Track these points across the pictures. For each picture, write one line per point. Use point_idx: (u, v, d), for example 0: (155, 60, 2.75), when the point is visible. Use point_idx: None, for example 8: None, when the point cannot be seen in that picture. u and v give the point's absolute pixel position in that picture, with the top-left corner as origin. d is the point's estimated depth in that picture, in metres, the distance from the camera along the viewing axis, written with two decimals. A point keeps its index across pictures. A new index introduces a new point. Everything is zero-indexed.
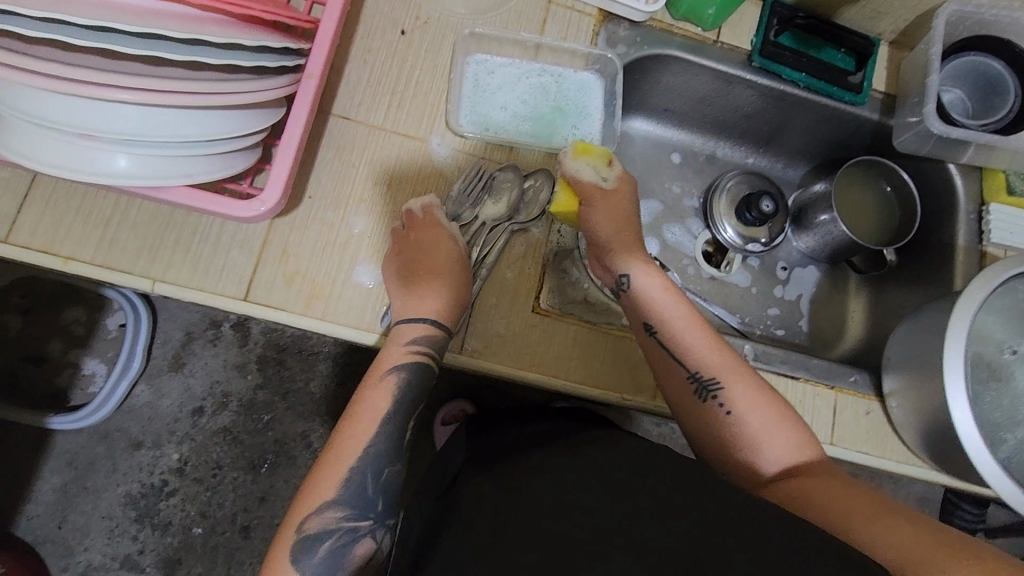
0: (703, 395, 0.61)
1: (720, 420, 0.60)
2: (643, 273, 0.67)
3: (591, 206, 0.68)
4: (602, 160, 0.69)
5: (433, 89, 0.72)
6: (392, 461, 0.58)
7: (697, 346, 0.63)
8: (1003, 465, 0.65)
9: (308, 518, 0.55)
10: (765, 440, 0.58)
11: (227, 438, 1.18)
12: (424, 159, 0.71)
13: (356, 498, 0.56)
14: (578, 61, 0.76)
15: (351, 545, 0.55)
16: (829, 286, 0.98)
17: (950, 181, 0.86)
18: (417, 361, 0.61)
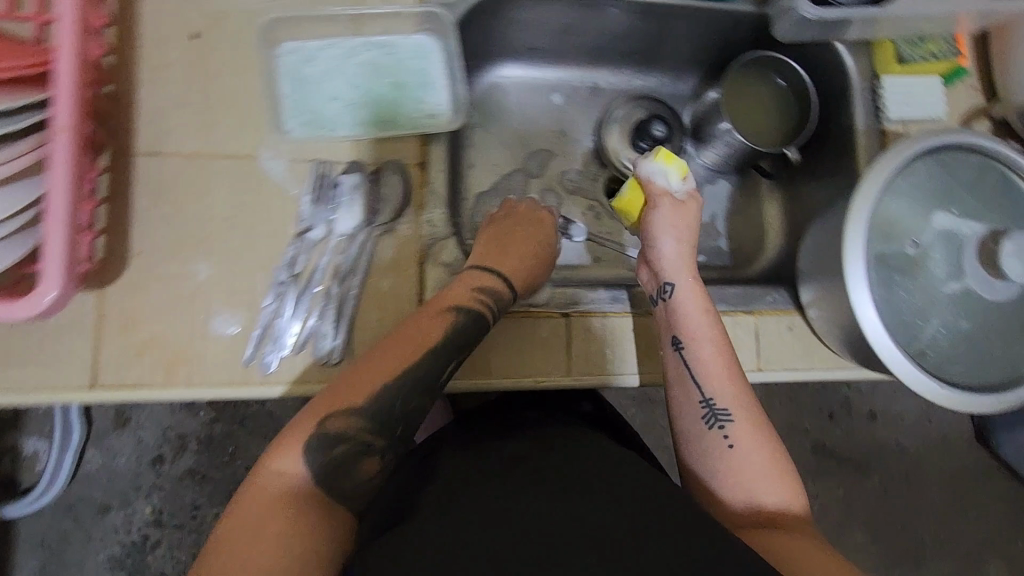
0: (711, 423, 0.61)
1: (719, 452, 0.60)
2: (689, 285, 0.67)
3: (673, 209, 0.70)
4: (679, 171, 0.72)
5: (247, 93, 0.62)
6: (422, 391, 0.58)
7: (719, 374, 0.62)
8: (919, 351, 0.62)
9: (333, 416, 0.54)
10: (759, 484, 0.58)
11: (196, 478, 1.12)
12: (258, 179, 0.62)
13: (379, 417, 0.56)
14: (405, 24, 0.65)
15: (353, 454, 0.54)
16: (741, 197, 0.94)
17: (840, 62, 0.80)
18: (480, 310, 0.62)
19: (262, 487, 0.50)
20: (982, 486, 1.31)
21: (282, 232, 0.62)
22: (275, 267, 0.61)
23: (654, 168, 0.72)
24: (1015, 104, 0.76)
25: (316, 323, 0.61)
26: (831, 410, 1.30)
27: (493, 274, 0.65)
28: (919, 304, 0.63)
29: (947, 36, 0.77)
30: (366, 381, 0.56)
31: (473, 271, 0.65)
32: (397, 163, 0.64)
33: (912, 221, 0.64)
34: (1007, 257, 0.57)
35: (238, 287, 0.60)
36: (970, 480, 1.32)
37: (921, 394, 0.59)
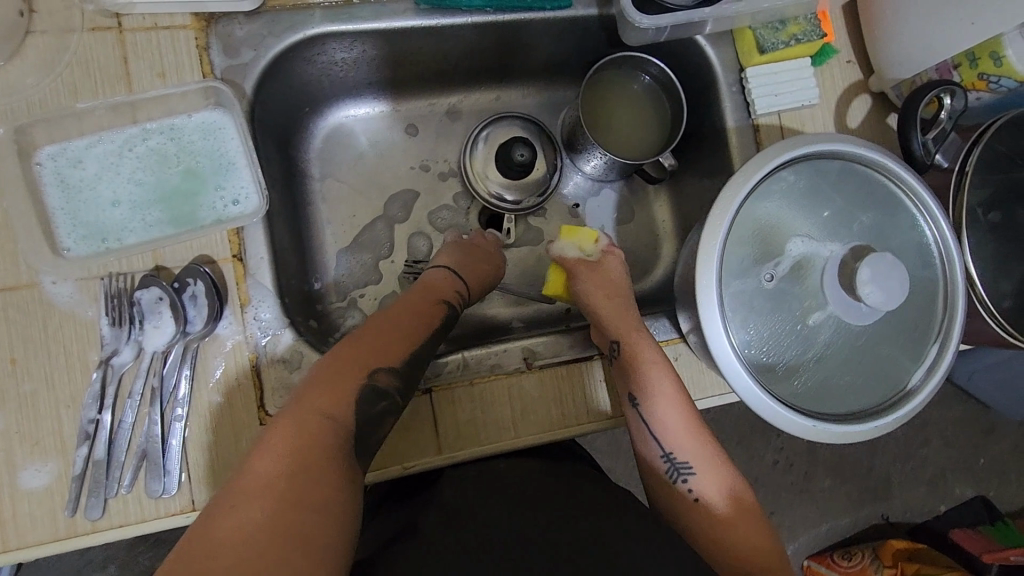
0: (673, 477, 0.59)
1: (686, 505, 0.59)
2: (639, 340, 0.64)
3: (597, 270, 0.70)
4: (589, 239, 0.72)
5: (11, 213, 0.54)
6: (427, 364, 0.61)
7: (677, 432, 0.60)
8: (793, 384, 0.60)
9: (379, 372, 0.56)
10: (733, 536, 0.56)
11: (147, 545, 1.14)
12: (43, 309, 0.55)
13: (406, 379, 0.58)
14: (193, 98, 0.59)
15: (382, 408, 0.55)
16: (632, 203, 0.88)
17: (702, 54, 0.73)
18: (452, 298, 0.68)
19: (298, 426, 0.48)
20: (943, 432, 1.29)
21: (82, 363, 0.55)
22: (82, 404, 0.55)
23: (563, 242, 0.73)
24: (890, 79, 0.71)
25: (142, 454, 0.56)
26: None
27: (463, 278, 0.70)
28: (782, 338, 0.60)
29: (811, 16, 0.70)
30: (379, 352, 0.58)
31: (442, 270, 0.70)
32: (204, 260, 0.58)
33: (766, 253, 0.60)
34: (865, 284, 0.52)
35: (43, 433, 0.54)
36: (935, 421, 1.28)
37: (792, 434, 0.57)
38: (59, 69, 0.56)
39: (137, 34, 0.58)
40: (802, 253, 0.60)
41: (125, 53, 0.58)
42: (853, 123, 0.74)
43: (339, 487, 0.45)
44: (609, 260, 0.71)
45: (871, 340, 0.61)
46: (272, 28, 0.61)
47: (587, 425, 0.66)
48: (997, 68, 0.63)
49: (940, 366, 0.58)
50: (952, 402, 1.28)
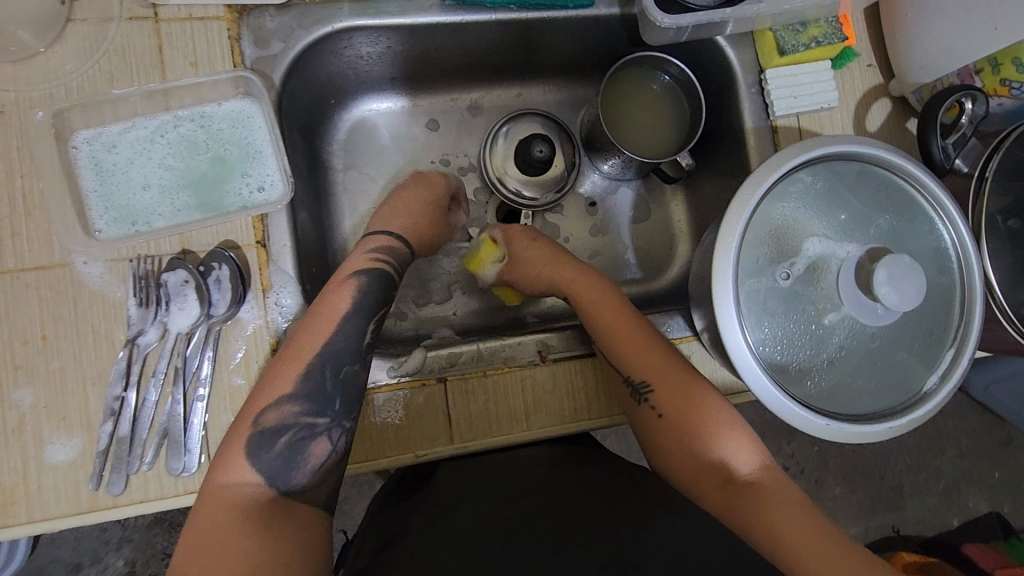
0: (638, 399, 0.63)
1: (655, 426, 0.62)
2: (582, 284, 0.71)
3: (517, 266, 0.75)
4: (488, 248, 0.77)
5: (45, 195, 0.56)
6: (352, 360, 0.58)
7: (629, 348, 0.64)
8: (808, 385, 0.60)
9: (267, 411, 0.54)
10: (710, 451, 0.59)
11: (164, 526, 1.22)
12: (74, 289, 0.56)
13: (314, 394, 0.56)
14: (223, 87, 0.60)
15: (307, 442, 0.54)
16: (649, 202, 0.88)
17: (723, 55, 0.74)
18: (381, 268, 0.65)
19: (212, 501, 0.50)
20: (958, 444, 1.27)
21: (110, 340, 0.57)
22: (108, 381, 0.56)
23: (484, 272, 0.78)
24: (911, 83, 0.71)
25: (165, 429, 0.57)
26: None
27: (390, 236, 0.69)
28: (797, 341, 0.60)
29: (831, 18, 0.71)
30: (313, 334, 0.58)
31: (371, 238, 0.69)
32: (227, 244, 0.59)
33: (783, 252, 0.61)
34: (881, 284, 0.52)
35: (69, 408, 0.56)
36: (948, 433, 1.27)
37: (809, 433, 0.57)
38: (97, 56, 0.58)
39: (173, 24, 0.60)
40: (818, 253, 0.60)
41: (161, 42, 0.60)
42: (872, 127, 0.74)
43: (259, 532, 0.47)
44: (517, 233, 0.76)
45: (887, 342, 0.60)
46: (302, 21, 0.63)
47: (599, 417, 0.67)
48: (1019, 74, 0.62)
49: (955, 372, 0.58)
50: (968, 413, 1.27)
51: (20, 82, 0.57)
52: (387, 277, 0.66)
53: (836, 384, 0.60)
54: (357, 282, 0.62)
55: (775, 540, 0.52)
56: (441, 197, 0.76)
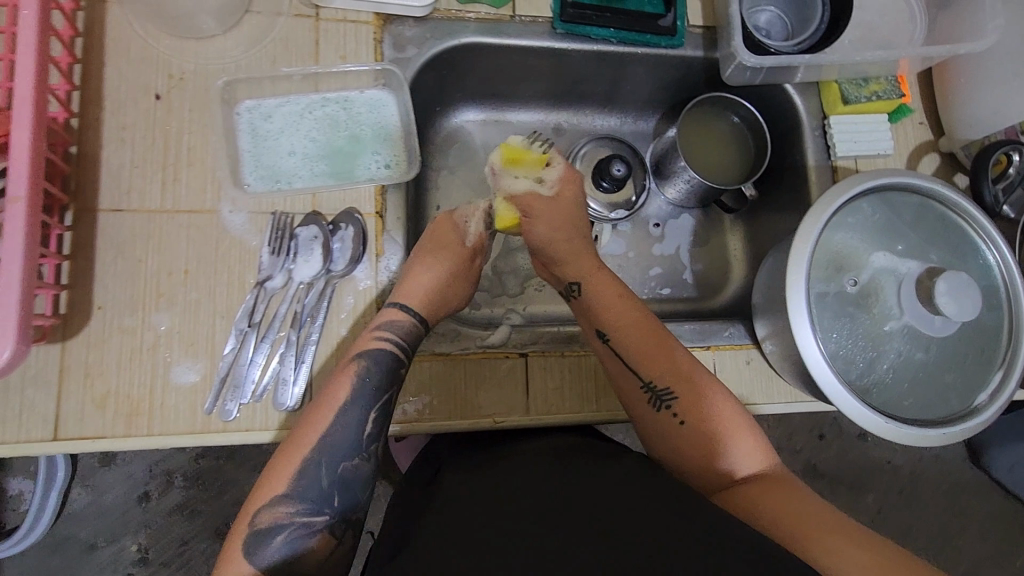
0: (658, 405, 0.65)
1: (674, 429, 0.64)
2: (598, 281, 0.72)
3: (550, 208, 0.71)
4: (536, 166, 0.70)
5: (208, 151, 0.65)
6: (349, 456, 0.59)
7: (649, 355, 0.67)
8: (864, 390, 0.65)
9: (262, 510, 0.55)
10: (721, 447, 0.62)
11: (183, 512, 1.28)
12: (218, 233, 0.64)
13: (311, 491, 0.57)
14: (364, 78, 0.70)
15: (304, 542, 0.55)
16: (707, 230, 0.96)
17: (791, 101, 0.83)
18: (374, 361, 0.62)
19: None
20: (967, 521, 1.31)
21: (243, 282, 0.64)
22: (235, 317, 0.63)
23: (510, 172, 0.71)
24: (960, 139, 0.78)
25: (278, 367, 0.63)
26: (821, 432, 1.32)
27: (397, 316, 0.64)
28: (857, 347, 0.66)
29: (890, 77, 0.79)
30: (314, 425, 0.59)
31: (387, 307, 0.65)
32: (351, 211, 0.66)
33: (848, 264, 0.68)
34: (940, 295, 0.58)
35: (198, 337, 0.62)
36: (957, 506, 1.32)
37: (867, 430, 0.61)
38: (263, 42, 0.69)
39: (329, 22, 0.70)
40: (880, 266, 0.67)
41: (317, 35, 0.70)
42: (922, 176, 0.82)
43: None
44: (564, 183, 0.72)
45: (938, 357, 0.66)
46: (434, 32, 0.73)
47: None
48: None
49: (1004, 390, 0.63)
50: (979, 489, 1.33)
51: (197, 55, 0.67)
52: (394, 364, 0.63)
53: (887, 390, 0.66)
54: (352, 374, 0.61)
55: (784, 524, 0.54)
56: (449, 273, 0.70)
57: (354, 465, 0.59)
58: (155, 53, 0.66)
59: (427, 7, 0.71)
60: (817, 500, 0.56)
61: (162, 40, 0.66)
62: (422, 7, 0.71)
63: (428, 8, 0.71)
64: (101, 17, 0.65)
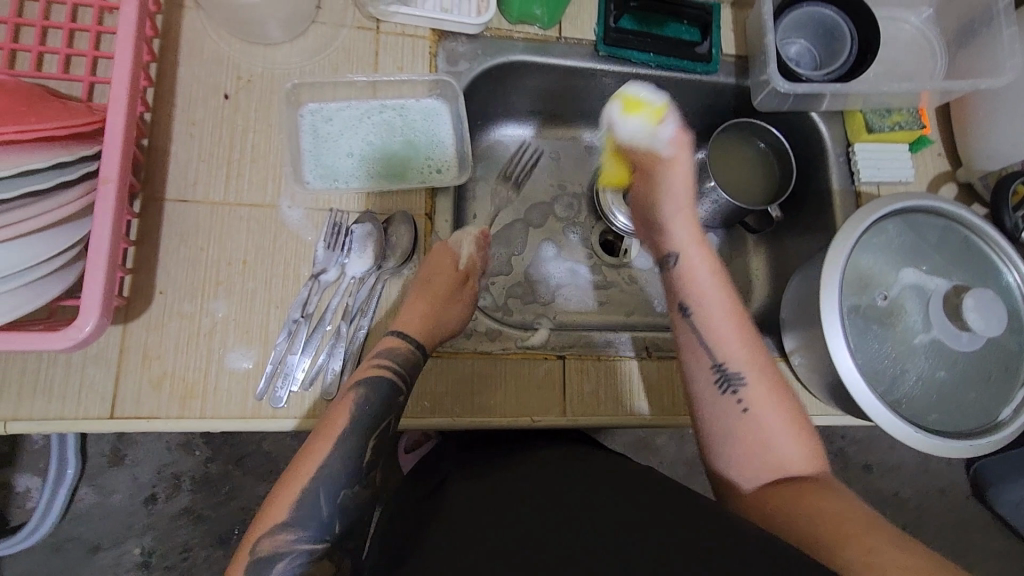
0: (725, 389, 0.63)
1: (736, 418, 0.62)
2: (694, 257, 0.72)
3: (654, 167, 0.76)
4: (653, 116, 0.76)
5: (272, 149, 0.68)
6: (349, 483, 0.57)
7: (730, 337, 0.66)
8: (895, 402, 0.68)
9: (262, 538, 0.54)
10: (775, 444, 0.60)
11: (189, 517, 1.25)
12: (276, 226, 0.67)
13: (310, 517, 0.55)
14: (419, 88, 0.73)
15: (305, 570, 0.54)
16: (731, 250, 0.99)
17: (817, 128, 0.87)
18: (377, 382, 0.61)
19: None
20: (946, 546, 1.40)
21: (299, 274, 0.67)
22: (289, 307, 0.66)
23: (631, 118, 0.76)
24: (978, 170, 0.82)
25: (326, 359, 0.65)
26: (826, 462, 1.40)
27: (401, 343, 0.63)
28: (889, 359, 0.69)
29: (912, 110, 0.83)
30: (316, 448, 0.58)
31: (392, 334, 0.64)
32: (405, 212, 0.69)
33: (879, 279, 0.71)
34: (968, 311, 0.61)
35: (253, 324, 0.65)
36: (934, 532, 1.41)
37: (898, 438, 0.64)
38: (327, 50, 0.73)
39: (388, 35, 0.75)
40: (912, 282, 0.70)
41: (377, 46, 0.74)
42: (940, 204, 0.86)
43: None
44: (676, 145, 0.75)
45: (966, 369, 0.68)
46: (486, 49, 0.77)
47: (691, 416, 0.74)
48: None
49: None
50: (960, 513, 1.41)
51: (265, 59, 0.71)
52: (392, 393, 0.61)
53: (915, 402, 0.68)
54: (355, 397, 0.60)
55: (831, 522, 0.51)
56: (455, 304, 0.69)
57: (354, 491, 0.57)
58: (226, 56, 0.70)
59: (481, 26, 0.75)
60: (839, 495, 0.55)
61: (233, 44, 0.70)
62: (476, 26, 0.75)
63: (482, 27, 0.75)
64: (179, 20, 0.69)
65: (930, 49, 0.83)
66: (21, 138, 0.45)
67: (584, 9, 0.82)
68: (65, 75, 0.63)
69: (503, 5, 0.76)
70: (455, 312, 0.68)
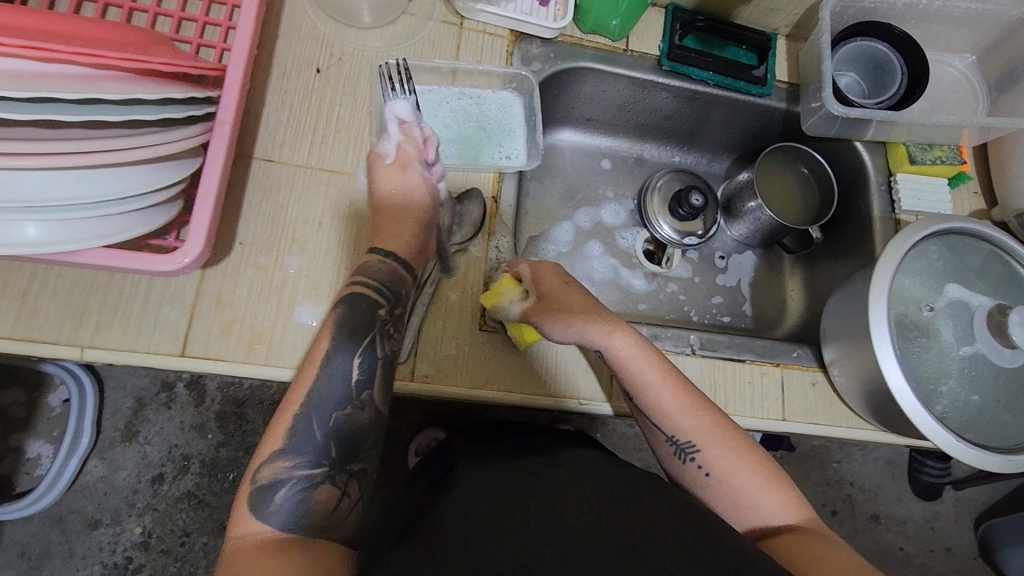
0: (684, 458, 0.63)
1: (702, 482, 0.62)
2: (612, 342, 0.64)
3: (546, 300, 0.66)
4: (509, 284, 0.69)
5: (355, 123, 0.73)
6: (341, 405, 0.57)
7: (674, 410, 0.64)
8: (938, 415, 0.69)
9: (261, 466, 0.54)
10: (748, 502, 0.61)
11: (192, 502, 1.23)
12: (353, 192, 0.71)
13: (305, 443, 0.55)
14: (495, 81, 0.80)
15: (308, 495, 0.54)
16: (766, 270, 1.02)
17: (860, 158, 0.91)
18: (355, 295, 0.61)
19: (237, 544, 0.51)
20: None
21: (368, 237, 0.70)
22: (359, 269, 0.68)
23: (500, 307, 0.68)
24: (1014, 209, 0.86)
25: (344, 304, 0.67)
26: (834, 508, 1.38)
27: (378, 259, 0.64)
28: (929, 371, 0.71)
29: (953, 146, 0.87)
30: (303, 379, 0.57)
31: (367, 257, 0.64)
32: (478, 193, 0.74)
33: (926, 292, 0.74)
34: (1013, 326, 0.66)
35: (323, 282, 0.68)
36: None
37: (942, 447, 0.65)
38: (413, 38, 0.77)
39: (470, 31, 0.80)
40: (958, 296, 0.73)
41: (460, 40, 0.79)
42: None
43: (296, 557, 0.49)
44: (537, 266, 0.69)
45: (1009, 382, 0.71)
46: (558, 53, 0.82)
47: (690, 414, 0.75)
48: None
49: None
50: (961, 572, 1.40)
51: (356, 41, 0.76)
52: (375, 307, 0.61)
53: (956, 417, 0.70)
54: (334, 318, 0.60)
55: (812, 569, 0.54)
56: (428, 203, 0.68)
57: (346, 415, 0.57)
58: (323, 35, 0.75)
59: (557, 31, 0.80)
60: (844, 549, 0.57)
61: (329, 25, 0.75)
62: (552, 30, 0.80)
63: (557, 31, 0.80)
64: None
65: (973, 91, 0.88)
66: (164, 68, 0.48)
67: (651, 25, 0.87)
68: (177, 34, 0.67)
69: (579, 15, 0.82)
70: (417, 197, 0.67)
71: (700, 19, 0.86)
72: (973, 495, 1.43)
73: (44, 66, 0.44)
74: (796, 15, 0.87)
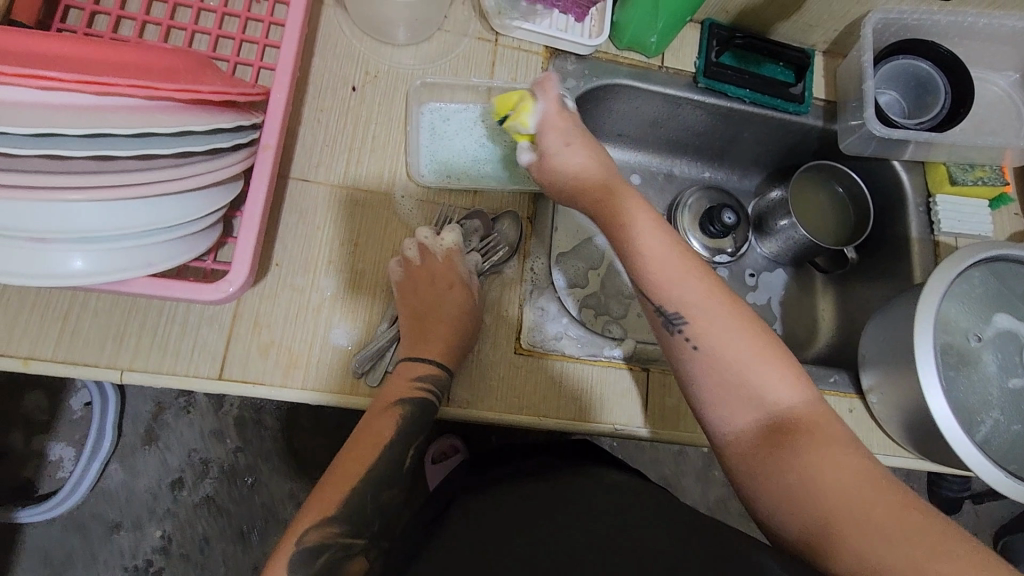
0: (670, 330, 0.56)
1: (688, 359, 0.55)
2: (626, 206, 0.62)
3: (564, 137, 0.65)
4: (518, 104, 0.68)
5: (390, 142, 0.72)
6: (388, 485, 0.60)
7: (664, 274, 0.58)
8: (981, 446, 0.68)
9: (307, 530, 0.55)
10: (751, 378, 0.53)
11: (211, 507, 1.23)
12: (389, 213, 0.71)
13: (352, 515, 0.57)
14: None
15: (344, 564, 0.55)
16: (798, 288, 1.01)
17: (897, 178, 0.89)
18: (418, 400, 0.63)
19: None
20: None
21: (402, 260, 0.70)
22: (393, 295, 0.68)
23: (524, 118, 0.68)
24: None
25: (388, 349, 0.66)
26: None
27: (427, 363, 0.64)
28: (975, 401, 0.69)
29: (994, 167, 0.85)
30: (354, 461, 0.60)
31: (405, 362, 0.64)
32: (514, 215, 0.74)
33: (974, 320, 0.72)
34: None
35: (359, 304, 0.67)
36: None
37: (988, 482, 0.64)
38: (448, 55, 0.77)
39: (505, 47, 0.79)
40: (1006, 326, 0.72)
41: (495, 57, 0.78)
42: None
43: None
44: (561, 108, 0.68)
45: None
46: (593, 70, 0.81)
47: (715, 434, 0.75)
48: None
49: None
50: None
51: (391, 58, 0.75)
52: (430, 407, 0.63)
53: (1000, 448, 0.68)
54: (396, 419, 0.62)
55: (818, 505, 0.48)
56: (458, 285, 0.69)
57: (390, 493, 0.60)
58: (358, 52, 0.74)
59: (592, 48, 0.79)
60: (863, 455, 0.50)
61: (364, 42, 0.74)
62: (588, 47, 0.79)
63: (593, 48, 0.79)
64: (319, 16, 0.74)
65: (1016, 111, 0.86)
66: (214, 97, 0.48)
67: (686, 41, 0.86)
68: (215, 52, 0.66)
69: (616, 31, 0.81)
70: (453, 287, 0.69)
71: (739, 36, 0.83)
72: (993, 513, 1.41)
73: (99, 97, 0.43)
74: (835, 32, 0.85)
